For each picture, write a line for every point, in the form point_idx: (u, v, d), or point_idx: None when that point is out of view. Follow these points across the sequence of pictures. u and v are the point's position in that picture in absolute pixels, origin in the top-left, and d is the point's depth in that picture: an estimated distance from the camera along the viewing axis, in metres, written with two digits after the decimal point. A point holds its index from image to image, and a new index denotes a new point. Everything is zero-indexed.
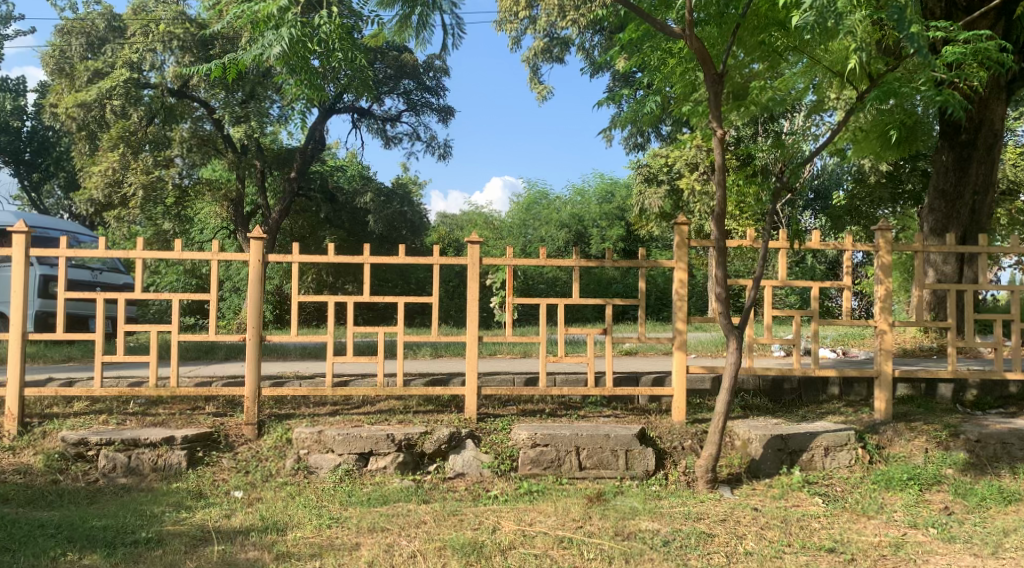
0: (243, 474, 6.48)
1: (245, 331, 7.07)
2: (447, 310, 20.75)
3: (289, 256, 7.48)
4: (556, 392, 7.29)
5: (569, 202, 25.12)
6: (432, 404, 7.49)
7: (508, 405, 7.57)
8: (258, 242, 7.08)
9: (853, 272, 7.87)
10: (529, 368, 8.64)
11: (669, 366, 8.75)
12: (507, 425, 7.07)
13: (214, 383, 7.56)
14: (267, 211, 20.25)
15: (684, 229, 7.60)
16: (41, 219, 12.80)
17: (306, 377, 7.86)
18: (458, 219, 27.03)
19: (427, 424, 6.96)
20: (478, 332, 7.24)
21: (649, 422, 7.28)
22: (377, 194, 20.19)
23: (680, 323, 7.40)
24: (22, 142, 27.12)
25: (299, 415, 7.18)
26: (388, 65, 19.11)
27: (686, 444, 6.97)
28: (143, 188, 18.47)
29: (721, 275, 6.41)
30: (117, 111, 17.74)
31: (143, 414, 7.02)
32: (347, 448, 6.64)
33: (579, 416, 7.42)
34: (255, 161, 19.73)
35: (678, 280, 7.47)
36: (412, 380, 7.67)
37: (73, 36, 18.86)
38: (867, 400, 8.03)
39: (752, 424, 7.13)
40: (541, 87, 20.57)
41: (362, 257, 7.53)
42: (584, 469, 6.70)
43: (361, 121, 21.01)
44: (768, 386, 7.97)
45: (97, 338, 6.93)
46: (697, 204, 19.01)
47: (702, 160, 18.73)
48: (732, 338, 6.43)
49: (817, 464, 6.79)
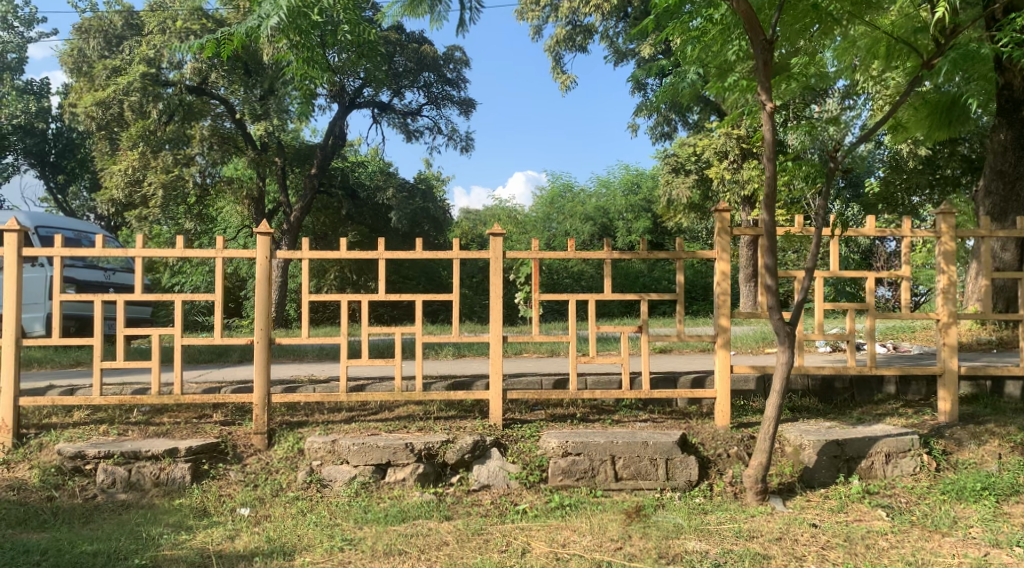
0: (251, 488, 6.00)
1: (252, 333, 6.58)
2: (472, 307, 20.27)
3: (298, 253, 6.97)
4: (588, 396, 6.74)
5: (594, 194, 24.52)
6: (454, 409, 6.98)
7: (536, 410, 7.03)
8: (265, 238, 6.58)
9: (912, 262, 7.21)
10: (558, 368, 8.11)
11: (708, 365, 8.17)
12: (535, 432, 6.52)
13: (223, 389, 7.09)
14: (289, 209, 19.76)
15: (726, 216, 6.96)
16: (53, 219, 12.36)
17: (320, 382, 7.37)
18: (481, 213, 26.54)
19: (449, 432, 6.45)
20: (502, 332, 6.70)
21: (690, 427, 6.70)
22: (399, 190, 19.71)
23: (723, 319, 6.81)
24: (47, 144, 26.86)
25: (313, 422, 6.69)
26: (407, 58, 18.72)
27: (731, 451, 6.38)
28: (163, 188, 18.22)
29: (771, 266, 5.81)
30: (136, 109, 17.31)
31: (146, 423, 6.57)
32: (363, 459, 6.13)
33: (613, 421, 6.85)
34: (276, 158, 19.34)
35: (720, 273, 6.88)
36: (433, 383, 7.16)
37: (91, 35, 18.43)
38: (926, 399, 7.40)
39: (803, 428, 6.53)
40: (564, 77, 19.93)
41: (378, 252, 6.99)
42: (621, 481, 6.15)
43: (382, 115, 20.56)
44: (818, 385, 7.36)
45: (96, 343, 6.47)
46: (727, 194, 18.36)
47: (733, 148, 17.95)
48: (784, 336, 5.83)
49: (877, 472, 6.18)
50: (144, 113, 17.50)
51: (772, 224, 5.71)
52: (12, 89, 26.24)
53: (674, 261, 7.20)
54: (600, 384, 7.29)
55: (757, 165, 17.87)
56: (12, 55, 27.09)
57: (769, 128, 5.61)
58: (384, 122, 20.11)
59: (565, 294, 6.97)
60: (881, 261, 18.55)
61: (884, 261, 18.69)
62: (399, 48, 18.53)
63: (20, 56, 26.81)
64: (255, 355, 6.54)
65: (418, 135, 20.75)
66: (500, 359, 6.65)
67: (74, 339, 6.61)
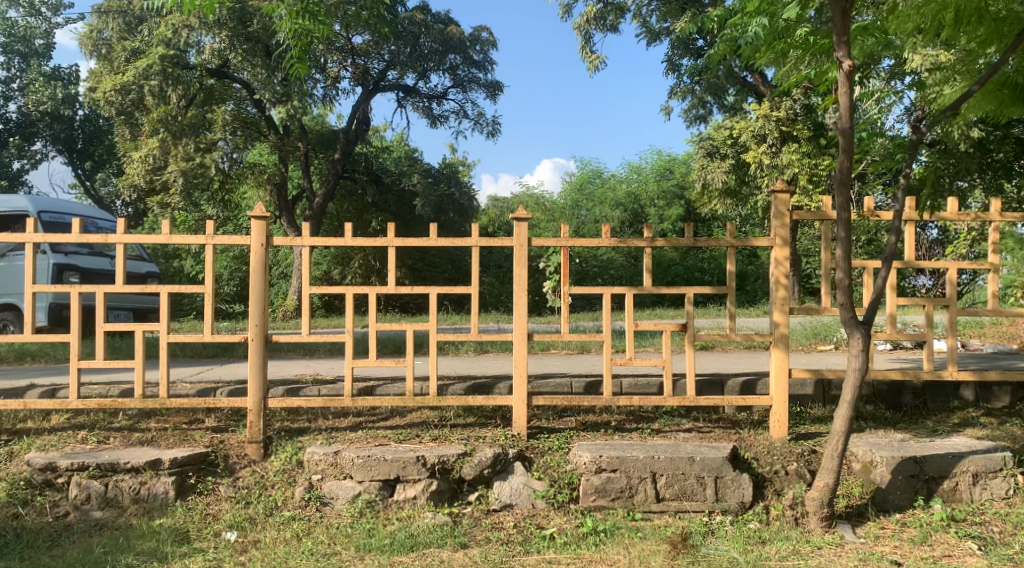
0: (242, 505, 5.31)
1: (247, 329, 5.86)
2: (498, 297, 19.53)
3: (297, 239, 6.17)
4: (625, 403, 5.95)
5: (624, 180, 23.64)
6: (473, 415, 6.25)
7: (566, 417, 6.26)
8: (260, 222, 5.85)
9: (998, 250, 6.32)
10: (591, 368, 7.34)
11: (756, 364, 7.38)
12: (564, 444, 5.76)
13: (219, 391, 6.42)
14: (312, 195, 19.14)
15: (785, 198, 6.03)
16: (61, 202, 11.64)
17: (327, 382, 6.67)
18: (508, 200, 25.78)
19: (467, 442, 5.70)
20: (528, 329, 5.92)
21: (740, 440, 5.91)
22: (425, 176, 19.23)
23: (779, 315, 5.96)
24: (75, 131, 26.63)
25: (314, 429, 5.98)
26: (433, 39, 17.79)
27: (791, 468, 5.57)
28: (184, 175, 17.08)
29: (844, 255, 4.88)
30: (156, 92, 16.66)
31: (131, 429, 5.90)
32: (368, 474, 5.41)
33: (653, 431, 6.06)
34: (300, 143, 18.92)
35: (776, 265, 6.03)
36: (452, 385, 6.43)
37: (111, 17, 17.51)
38: (1010, 408, 6.53)
39: (873, 442, 5.70)
40: (594, 57, 18.97)
41: (386, 238, 6.20)
42: (662, 502, 5.39)
43: (406, 100, 19.84)
44: (884, 390, 6.52)
45: (72, 340, 5.79)
46: (765, 179, 17.49)
47: (772, 131, 16.96)
48: (858, 340, 4.95)
49: (962, 494, 5.34)
50: (165, 98, 16.87)
51: (848, 207, 4.79)
52: (39, 75, 25.27)
53: (724, 247, 6.32)
54: (637, 389, 6.52)
55: (797, 149, 16.92)
56: (40, 41, 25.89)
57: (847, 90, 4.68)
58: (409, 107, 19.37)
59: (599, 287, 6.15)
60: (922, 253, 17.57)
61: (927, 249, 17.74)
62: (425, 30, 17.62)
63: (48, 41, 26.02)
64: (250, 354, 5.82)
65: (444, 119, 20.00)
66: (524, 361, 5.88)
67: (50, 336, 5.94)
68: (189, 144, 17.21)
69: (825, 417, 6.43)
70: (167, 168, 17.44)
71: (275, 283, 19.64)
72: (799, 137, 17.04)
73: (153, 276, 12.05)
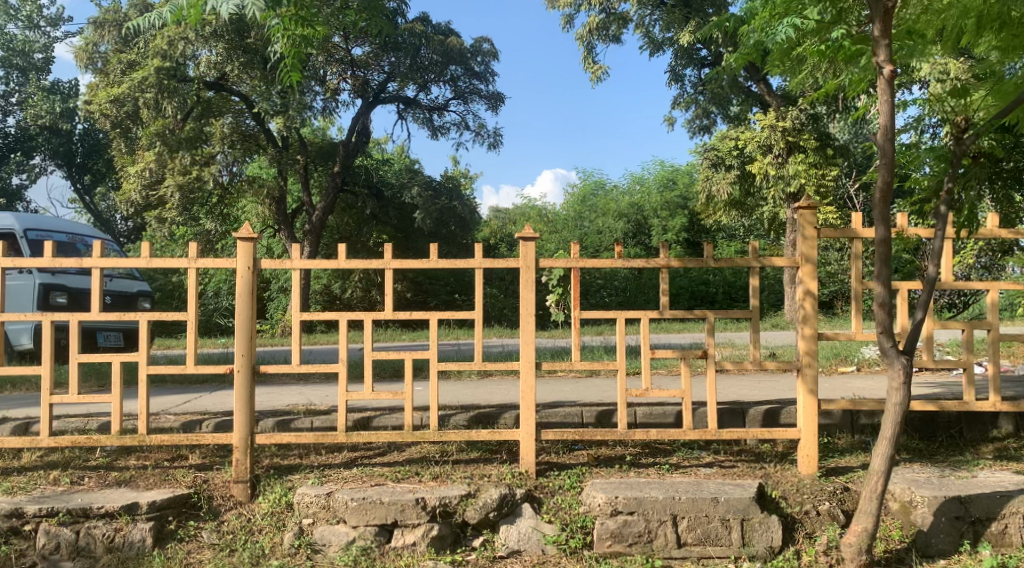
0: (226, 554, 4.88)
1: (233, 360, 5.43)
2: (501, 311, 19.12)
3: (288, 261, 5.70)
4: (641, 437, 5.50)
5: (627, 191, 23.28)
6: (477, 450, 5.82)
7: (578, 451, 5.84)
8: (247, 245, 5.41)
9: None
10: (601, 396, 6.92)
11: (776, 389, 6.96)
12: (576, 482, 5.32)
13: (205, 425, 6.00)
14: (312, 209, 18.80)
15: (811, 215, 5.54)
16: (47, 219, 11.20)
17: (320, 414, 6.24)
18: (510, 212, 25.41)
19: (471, 482, 5.26)
20: (535, 358, 5.48)
21: (766, 476, 5.47)
22: (425, 188, 18.60)
23: (806, 341, 5.48)
24: (74, 144, 26.27)
25: (305, 467, 5.55)
26: (434, 50, 17.40)
27: (822, 508, 5.13)
28: (180, 190, 16.96)
29: (883, 278, 4.44)
30: (152, 105, 16.27)
31: (108, 468, 5.47)
32: (363, 519, 4.96)
33: (671, 466, 5.63)
34: (298, 155, 18.18)
35: (803, 286, 5.51)
36: (454, 417, 6.01)
37: (106, 29, 17.00)
38: None
39: (912, 478, 5.26)
40: (597, 67, 18.61)
41: (384, 261, 5.75)
42: (684, 547, 4.96)
43: (407, 111, 19.47)
44: (918, 419, 6.07)
45: (44, 372, 5.37)
46: (771, 191, 17.20)
47: (778, 142, 16.60)
48: (899, 370, 4.49)
49: (1012, 538, 4.89)
50: (162, 111, 16.51)
51: (888, 225, 4.35)
52: (37, 89, 24.95)
53: (745, 266, 5.80)
54: (653, 419, 6.10)
55: (803, 159, 16.62)
56: (39, 55, 25.63)
57: (889, 95, 4.25)
58: (409, 119, 19.00)
59: (610, 312, 5.68)
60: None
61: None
62: (424, 41, 17.25)
63: (47, 55, 25.69)
64: (235, 387, 5.39)
65: (445, 131, 19.65)
66: (532, 392, 5.45)
67: (21, 367, 5.51)
68: (185, 158, 16.85)
69: (854, 448, 5.99)
70: (164, 183, 17.04)
71: (274, 298, 19.23)
72: (807, 147, 16.69)
73: (144, 295, 11.57)
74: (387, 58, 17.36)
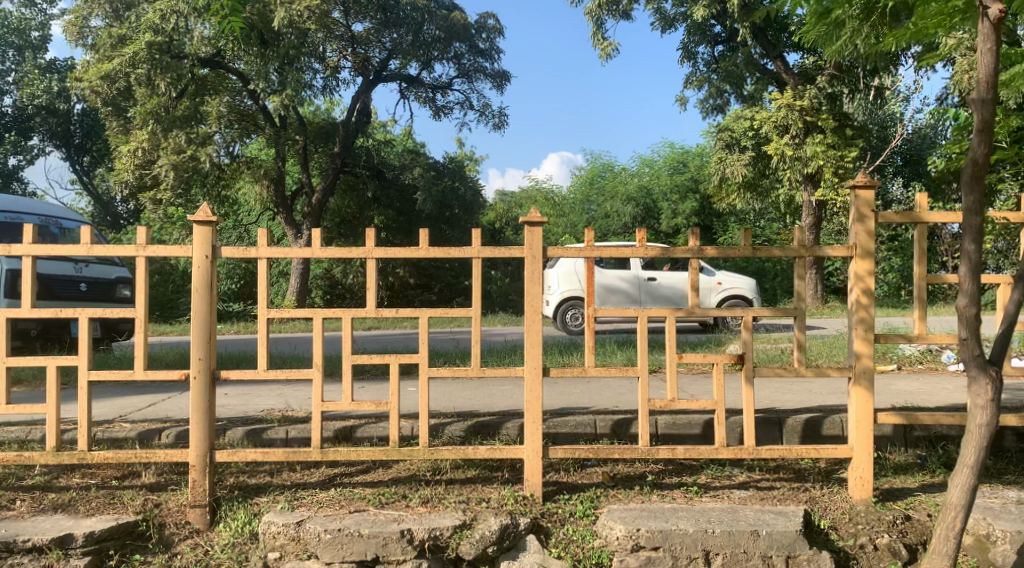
0: None
1: (189, 366, 4.63)
2: (506, 296, 18.34)
3: (253, 250, 4.90)
4: (665, 455, 4.72)
5: (635, 173, 22.42)
6: (476, 467, 5.06)
7: (590, 468, 5.08)
8: (204, 230, 4.61)
9: None
10: (614, 401, 6.16)
11: (813, 394, 6.18)
12: (589, 509, 4.55)
13: (165, 437, 5.24)
14: (311, 190, 18.00)
15: (871, 196, 4.66)
16: (22, 200, 10.22)
17: (298, 422, 5.48)
18: (516, 196, 24.60)
19: (466, 507, 4.49)
20: (542, 364, 4.69)
21: (810, 500, 4.68)
22: (426, 169, 18.00)
23: (861, 343, 4.64)
24: (72, 125, 25.41)
25: (274, 488, 4.78)
26: (436, 26, 16.45)
27: (881, 542, 4.35)
28: (174, 169, 15.70)
29: (971, 274, 3.57)
30: (144, 82, 15.39)
31: (45, 488, 4.71)
32: (338, 554, 4.19)
33: (701, 487, 4.86)
34: (297, 136, 17.28)
35: (859, 282, 4.66)
36: (448, 427, 5.26)
37: (97, 3, 16.00)
38: None
39: (988, 506, 4.46)
40: (606, 43, 17.67)
41: (366, 249, 4.92)
42: None
43: (408, 90, 18.59)
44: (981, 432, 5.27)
45: None
46: (787, 172, 16.28)
47: (795, 121, 15.70)
48: (986, 386, 3.63)
49: None
50: (154, 87, 15.65)
51: (981, 208, 3.48)
52: (33, 67, 24.09)
53: (791, 256, 4.93)
54: (676, 430, 5.34)
55: (821, 140, 15.71)
56: (36, 33, 24.76)
57: (991, 43, 3.35)
58: (410, 98, 18.14)
59: (631, 311, 4.86)
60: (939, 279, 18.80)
61: (948, 247, 17.45)
62: (427, 16, 16.24)
63: (43, 32, 24.83)
64: (191, 397, 4.59)
65: (448, 111, 18.80)
66: (538, 402, 4.66)
67: None
68: (179, 137, 15.87)
69: (910, 465, 5.20)
70: (157, 162, 16.06)
71: (275, 282, 18.91)
72: (824, 127, 15.80)
73: (123, 281, 10.73)
74: (389, 34, 16.39)
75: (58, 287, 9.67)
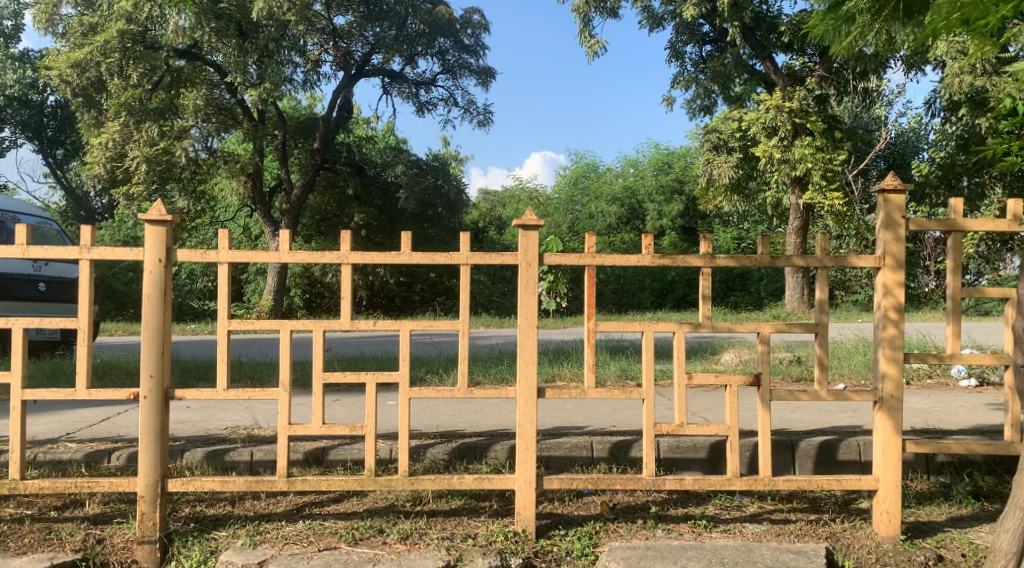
0: None
1: (140, 386, 4.09)
2: (489, 297, 17.85)
3: (213, 253, 4.36)
4: (671, 485, 4.26)
5: (621, 173, 21.97)
6: (461, 496, 4.58)
7: (586, 498, 4.62)
8: (156, 232, 4.08)
9: None
10: (610, 420, 5.70)
11: (823, 413, 5.75)
12: (589, 547, 4.07)
13: (114, 459, 4.70)
14: (289, 187, 17.35)
15: (900, 201, 4.22)
16: None
17: (263, 443, 4.96)
18: (500, 195, 24.10)
19: (450, 545, 3.99)
20: (537, 385, 4.20)
21: (832, 537, 4.24)
22: (409, 167, 17.36)
23: (888, 364, 4.20)
24: (44, 117, 24.59)
25: (234, 520, 4.27)
26: (421, 20, 15.90)
27: None
28: (147, 161, 15.00)
29: None
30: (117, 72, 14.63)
31: None
32: None
33: (710, 519, 4.41)
34: (276, 130, 16.63)
35: (887, 296, 4.21)
36: (430, 450, 4.77)
37: None
38: None
39: None
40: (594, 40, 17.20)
41: (340, 254, 4.40)
42: None
43: (391, 85, 18.03)
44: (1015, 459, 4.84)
45: None
46: (775, 174, 15.88)
47: (784, 123, 15.27)
48: None
49: None
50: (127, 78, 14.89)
51: None
52: (5, 56, 23.29)
53: (813, 266, 4.48)
54: (680, 454, 4.90)
55: (810, 142, 15.27)
56: (8, 21, 23.76)
57: None
58: (393, 94, 17.60)
59: (635, 324, 4.39)
60: (927, 286, 18.19)
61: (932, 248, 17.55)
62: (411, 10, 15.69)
63: (16, 22, 24.01)
64: (142, 419, 4.06)
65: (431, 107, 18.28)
66: (532, 426, 4.17)
67: None
68: (152, 129, 15.15)
69: (934, 493, 4.78)
70: (129, 156, 15.26)
71: (251, 281, 18.26)
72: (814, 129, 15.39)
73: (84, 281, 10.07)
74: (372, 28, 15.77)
75: (13, 287, 9.04)
